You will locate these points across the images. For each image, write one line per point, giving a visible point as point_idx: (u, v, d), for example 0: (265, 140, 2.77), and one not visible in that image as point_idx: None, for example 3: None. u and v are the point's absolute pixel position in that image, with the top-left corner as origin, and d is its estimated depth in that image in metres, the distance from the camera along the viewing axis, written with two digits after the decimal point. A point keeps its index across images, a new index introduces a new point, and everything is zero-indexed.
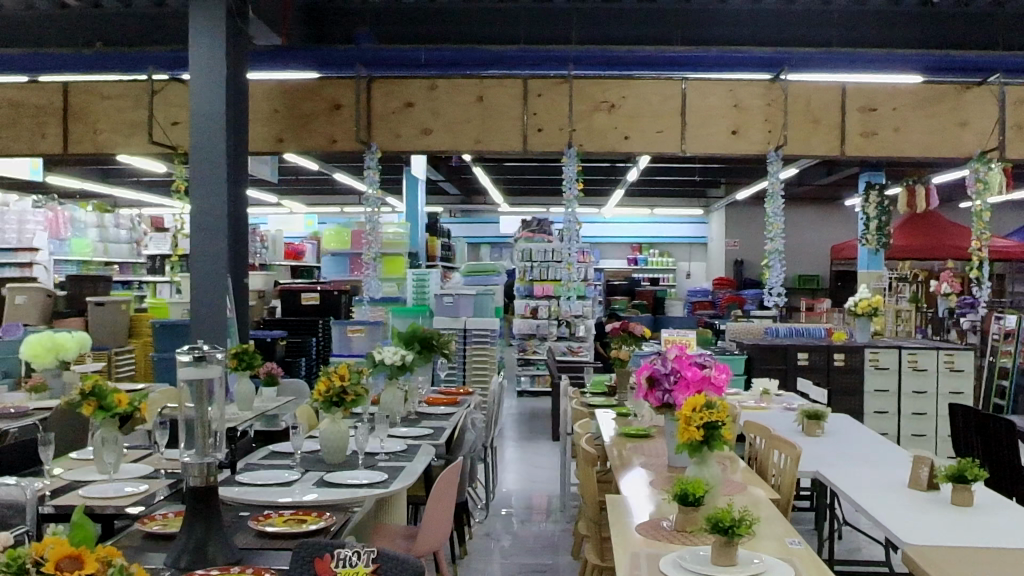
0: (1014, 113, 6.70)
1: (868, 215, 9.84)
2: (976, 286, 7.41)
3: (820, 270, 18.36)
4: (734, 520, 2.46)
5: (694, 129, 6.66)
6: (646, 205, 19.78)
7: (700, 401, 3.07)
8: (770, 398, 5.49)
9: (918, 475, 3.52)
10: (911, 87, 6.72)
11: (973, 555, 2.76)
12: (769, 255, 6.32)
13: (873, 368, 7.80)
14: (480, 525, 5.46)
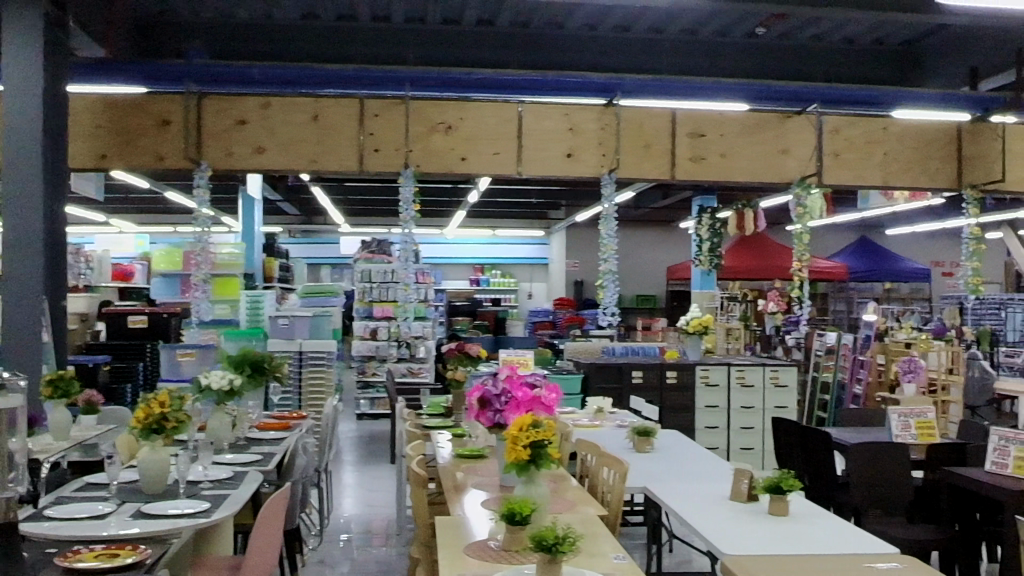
0: (831, 142, 7.13)
1: (701, 237, 10.22)
2: (798, 305, 7.79)
3: (657, 290, 18.90)
4: (557, 538, 2.50)
5: (530, 152, 6.77)
6: (488, 227, 19.93)
7: (528, 420, 3.09)
8: (603, 416, 5.60)
9: (739, 487, 3.64)
10: (737, 116, 7.03)
11: (787, 563, 2.87)
12: (603, 276, 6.43)
13: (704, 385, 8.04)
14: (314, 552, 5.34)
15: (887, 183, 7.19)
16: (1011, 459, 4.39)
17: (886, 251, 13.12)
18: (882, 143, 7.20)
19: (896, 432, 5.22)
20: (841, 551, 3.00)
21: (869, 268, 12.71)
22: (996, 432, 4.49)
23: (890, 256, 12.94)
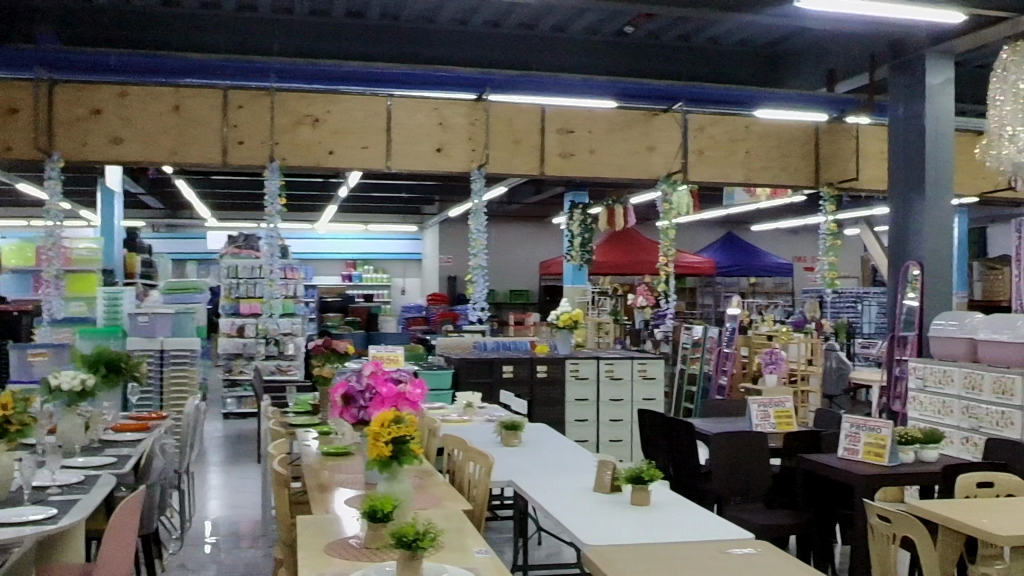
0: (696, 140, 7.30)
1: (573, 233, 10.35)
2: (664, 300, 7.97)
3: (530, 285, 19.05)
4: (417, 534, 2.48)
5: (399, 146, 6.73)
6: (360, 222, 19.73)
7: (390, 416, 3.07)
8: (473, 411, 5.60)
9: (602, 478, 3.69)
10: (606, 113, 7.13)
11: (646, 551, 2.91)
12: (473, 271, 6.45)
13: (574, 378, 8.14)
14: (175, 557, 5.18)
15: (749, 181, 7.41)
16: (862, 445, 4.58)
17: (750, 247, 13.54)
18: (745, 141, 7.41)
19: (756, 421, 5.40)
20: (701, 539, 3.08)
21: (734, 263, 13.09)
22: (848, 419, 4.68)
23: (754, 252, 13.36)
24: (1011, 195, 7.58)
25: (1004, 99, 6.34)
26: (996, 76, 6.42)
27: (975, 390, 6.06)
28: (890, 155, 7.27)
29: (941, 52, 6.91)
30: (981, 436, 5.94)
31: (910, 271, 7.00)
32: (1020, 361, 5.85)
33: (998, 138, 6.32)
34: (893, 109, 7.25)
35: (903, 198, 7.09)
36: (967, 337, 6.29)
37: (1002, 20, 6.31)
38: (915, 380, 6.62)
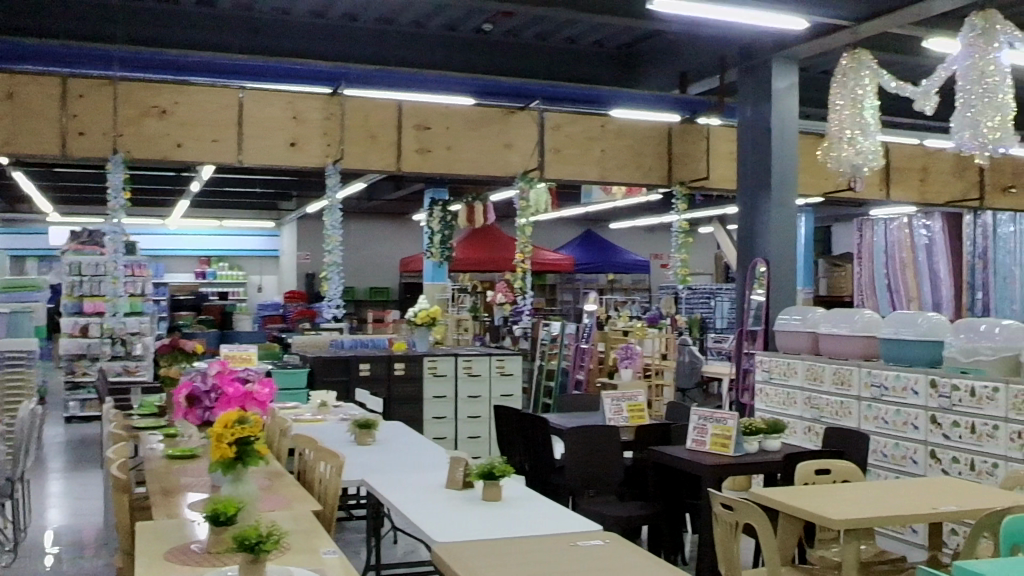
0: (552, 138, 7.38)
1: (432, 230, 10.33)
2: (521, 297, 8.04)
3: (391, 282, 18.91)
4: (260, 536, 2.41)
5: (250, 140, 6.58)
6: (215, 217, 19.18)
7: (233, 416, 2.97)
8: (327, 410, 5.52)
9: (454, 475, 3.68)
10: (463, 110, 7.13)
11: (495, 547, 2.91)
12: (328, 267, 6.37)
13: (431, 375, 8.12)
14: (8, 569, 4.92)
15: (605, 179, 7.53)
16: (709, 436, 4.71)
17: (608, 244, 13.78)
18: (600, 140, 7.53)
19: (609, 416, 5.45)
20: (550, 532, 3.11)
21: (592, 260, 13.30)
22: (696, 411, 4.80)
23: (611, 249, 13.61)
24: (850, 195, 7.95)
25: (843, 104, 6.64)
26: (836, 81, 6.72)
27: (816, 381, 6.32)
28: (739, 156, 7.50)
29: (786, 57, 7.18)
30: (821, 425, 6.21)
31: (758, 267, 7.25)
32: (857, 353, 6.17)
33: (838, 141, 6.62)
34: (741, 111, 7.49)
35: (750, 198, 7.34)
36: (809, 331, 6.57)
37: (842, 28, 6.60)
38: (761, 373, 6.85)
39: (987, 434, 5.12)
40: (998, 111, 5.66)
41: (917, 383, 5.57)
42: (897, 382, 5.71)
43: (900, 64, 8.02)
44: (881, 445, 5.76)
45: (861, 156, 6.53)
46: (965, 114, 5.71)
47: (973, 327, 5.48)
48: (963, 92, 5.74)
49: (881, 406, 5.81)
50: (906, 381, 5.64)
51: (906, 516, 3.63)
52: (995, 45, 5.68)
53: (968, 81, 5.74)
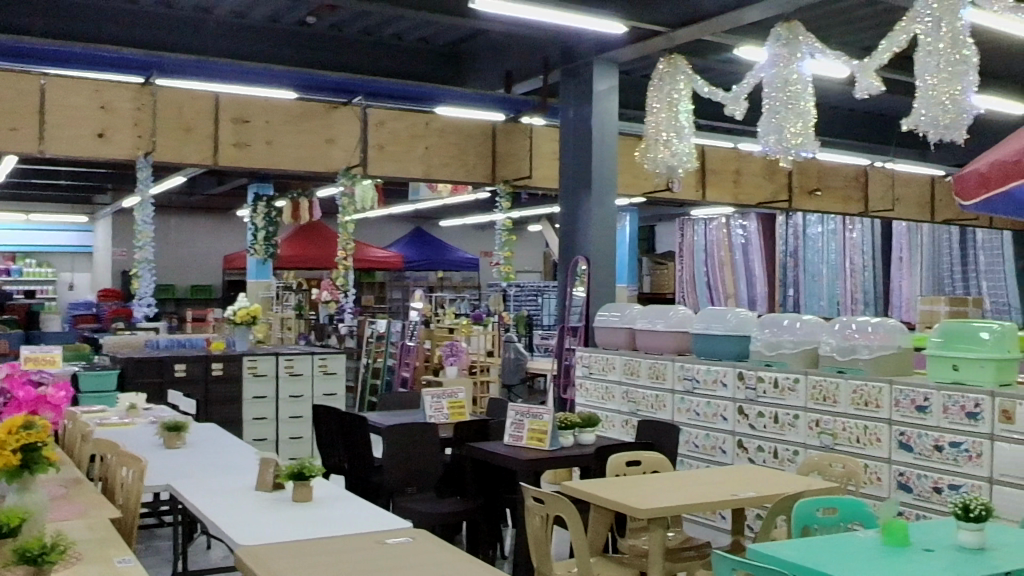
0: (375, 134, 7.31)
1: (256, 226, 10.08)
2: (343, 295, 7.95)
3: (214, 279, 18.33)
4: (42, 548, 2.29)
5: (54, 130, 6.26)
6: (20, 211, 18.13)
7: (18, 421, 2.80)
8: (137, 412, 5.30)
9: (264, 476, 3.60)
10: (284, 103, 6.99)
11: (300, 549, 2.86)
12: (139, 264, 6.12)
13: (251, 375, 7.93)
14: None
15: (429, 176, 7.52)
16: (525, 431, 4.78)
17: (437, 241, 13.78)
18: (424, 138, 7.52)
19: (430, 413, 5.48)
20: (357, 531, 3.08)
21: (422, 258, 13.29)
22: (513, 407, 4.86)
23: (441, 246, 13.64)
24: (668, 195, 8.20)
25: (660, 107, 6.86)
26: (653, 85, 6.92)
27: (633, 375, 6.51)
28: (561, 156, 7.64)
29: (606, 60, 7.37)
30: (637, 419, 6.42)
31: (578, 266, 7.44)
32: (670, 347, 6.40)
33: (654, 143, 6.83)
34: (563, 111, 7.63)
35: (571, 197, 7.49)
36: (627, 327, 6.76)
37: (658, 33, 6.81)
38: (580, 369, 7.00)
39: (789, 423, 5.42)
40: (801, 117, 5.96)
41: (725, 376, 5.81)
42: (708, 375, 5.93)
43: (714, 70, 8.34)
44: (692, 436, 6.00)
45: (676, 158, 6.77)
46: (770, 119, 5.99)
47: (777, 322, 5.76)
48: (769, 98, 6.03)
49: (692, 399, 6.04)
50: (716, 374, 5.88)
51: (708, 502, 3.78)
52: (797, 55, 6.00)
53: (773, 88, 6.03)
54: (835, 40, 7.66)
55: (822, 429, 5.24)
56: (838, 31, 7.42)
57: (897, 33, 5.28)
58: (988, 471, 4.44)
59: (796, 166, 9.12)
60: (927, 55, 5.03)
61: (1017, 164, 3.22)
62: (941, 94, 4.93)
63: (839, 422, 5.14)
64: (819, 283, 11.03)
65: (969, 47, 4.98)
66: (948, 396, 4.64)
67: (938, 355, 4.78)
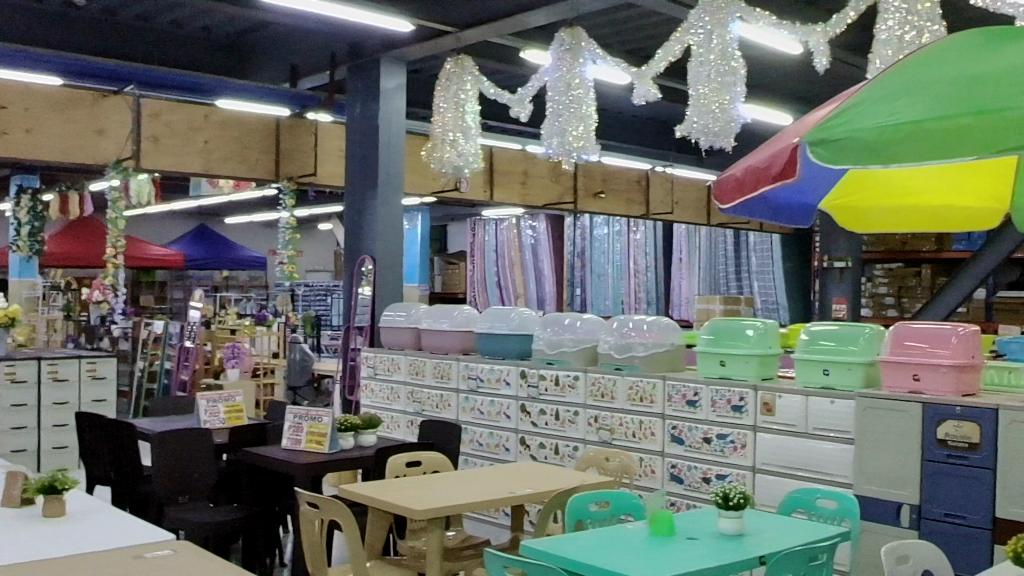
0: (149, 126, 6.95)
1: (20, 221, 9.40)
2: (113, 296, 7.54)
3: None
4: None
5: None
6: None
7: None
8: None
9: (11, 492, 3.32)
10: (47, 90, 6.55)
11: (44, 568, 2.65)
12: None
13: (9, 382, 7.38)
14: None
15: (208, 171, 7.23)
16: (303, 435, 4.66)
17: (221, 239, 13.30)
18: (202, 131, 7.22)
19: (204, 418, 5.27)
20: (112, 546, 2.89)
21: (206, 256, 12.81)
22: (291, 410, 4.73)
23: (225, 244, 13.18)
24: (456, 196, 8.22)
25: (446, 107, 6.86)
26: (440, 84, 6.91)
27: (418, 375, 6.49)
28: (347, 153, 7.51)
29: (394, 58, 7.32)
30: (422, 418, 6.40)
31: (364, 266, 7.35)
32: (455, 347, 6.42)
33: (441, 143, 6.83)
34: (350, 108, 7.51)
35: (357, 196, 7.38)
36: (412, 327, 6.73)
37: (445, 33, 6.81)
38: (365, 370, 6.92)
39: (569, 421, 5.54)
40: (582, 121, 6.09)
41: (508, 374, 5.88)
42: (491, 374, 5.99)
43: (502, 72, 8.43)
44: (476, 435, 6.04)
45: (462, 158, 6.78)
46: (553, 123, 6.12)
47: (558, 321, 5.84)
48: (552, 102, 6.16)
49: (476, 398, 6.07)
50: (499, 373, 5.93)
51: (486, 501, 3.80)
52: (580, 60, 6.12)
53: (557, 92, 6.15)
54: (618, 47, 7.91)
55: (600, 425, 5.38)
56: (619, 38, 7.67)
57: (672, 43, 5.47)
58: (751, 460, 4.70)
59: (581, 168, 9.34)
60: (699, 65, 5.24)
61: (764, 171, 3.25)
62: (712, 103, 5.16)
63: (616, 418, 5.30)
64: (604, 282, 11.36)
65: (737, 59, 5.22)
66: (716, 390, 4.86)
67: (707, 351, 5.00)
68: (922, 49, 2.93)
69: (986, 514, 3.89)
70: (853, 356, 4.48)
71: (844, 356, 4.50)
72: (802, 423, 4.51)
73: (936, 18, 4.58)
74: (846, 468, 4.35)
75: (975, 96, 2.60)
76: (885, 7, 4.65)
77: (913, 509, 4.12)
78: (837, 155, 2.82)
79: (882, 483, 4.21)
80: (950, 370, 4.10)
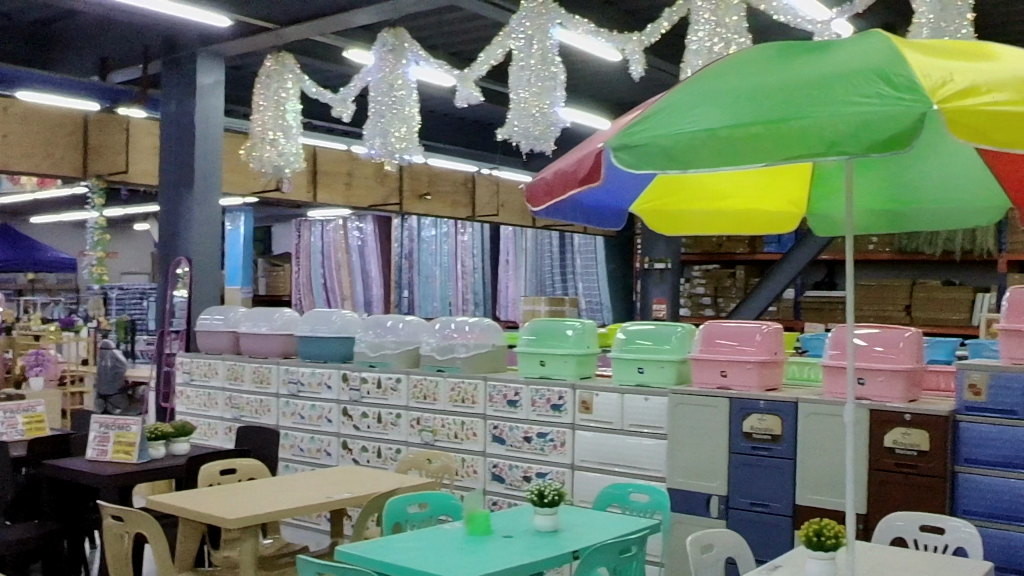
0: None
1: None
2: None
3: None
4: None
5: None
6: None
7: None
8: None
9: None
10: None
11: None
12: None
13: None
14: None
15: (7, 167, 6.82)
16: (110, 445, 4.46)
17: (26, 239, 12.56)
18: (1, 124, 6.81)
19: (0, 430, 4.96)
20: None
21: (9, 257, 12.07)
22: (96, 420, 4.51)
23: (30, 244, 12.46)
24: (277, 196, 8.03)
25: (266, 105, 6.69)
26: (260, 82, 6.74)
27: (236, 380, 6.33)
28: (161, 150, 7.23)
29: (211, 54, 7.10)
30: (240, 425, 6.24)
31: (179, 267, 7.11)
32: (275, 351, 6.29)
33: (260, 142, 6.67)
34: (165, 104, 7.23)
35: (172, 194, 7.12)
36: (230, 330, 6.54)
37: (265, 30, 6.65)
38: (181, 375, 6.69)
39: (391, 423, 5.52)
40: (405, 122, 6.08)
41: (330, 378, 5.81)
42: (312, 378, 5.90)
43: (326, 71, 8.32)
44: (297, 440, 5.94)
45: (282, 158, 6.65)
46: (375, 123, 6.08)
47: (380, 323, 5.82)
48: (375, 102, 6.12)
49: (296, 402, 5.97)
50: (320, 376, 5.85)
51: (304, 506, 3.73)
52: (402, 62, 6.06)
53: (379, 92, 6.11)
54: (442, 49, 7.94)
55: (422, 427, 5.38)
56: (444, 40, 7.70)
57: (494, 47, 5.52)
58: (570, 458, 4.80)
59: (407, 170, 9.28)
60: (520, 69, 5.31)
61: (571, 174, 3.32)
62: (532, 107, 5.26)
63: (438, 419, 5.31)
64: (432, 284, 11.28)
65: (557, 64, 5.32)
66: (535, 389, 4.94)
67: (527, 351, 5.07)
68: (744, 50, 2.71)
69: (787, 502, 4.12)
70: (667, 354, 4.64)
71: (657, 355, 4.66)
72: (618, 420, 4.64)
73: (742, 32, 4.83)
74: (659, 462, 4.51)
75: (777, 102, 2.39)
76: (695, 19, 4.86)
77: (721, 500, 4.30)
78: (640, 161, 2.60)
79: (691, 475, 4.38)
80: (754, 366, 4.31)
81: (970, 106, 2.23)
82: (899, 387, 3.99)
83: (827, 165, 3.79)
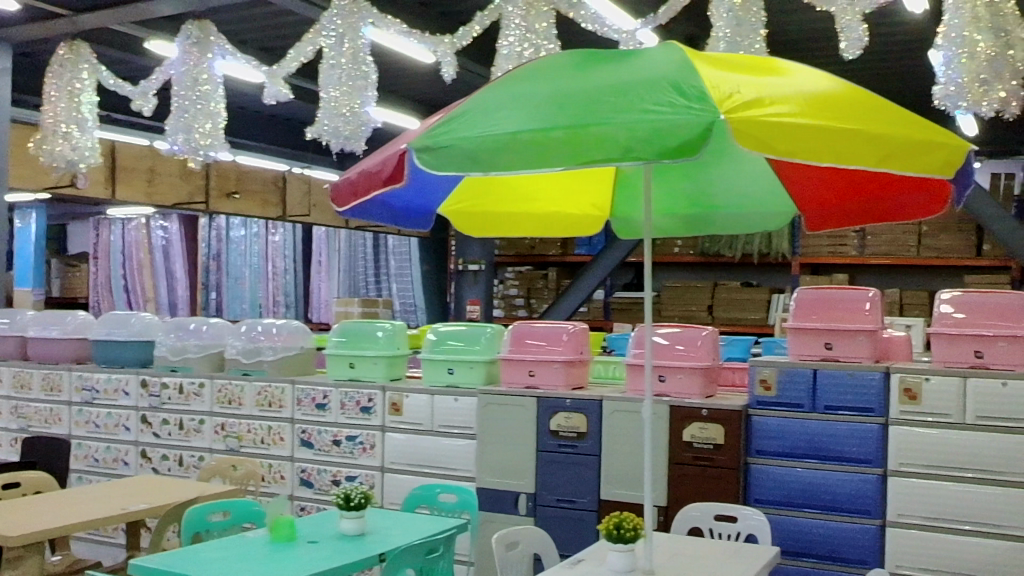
0: None
1: None
2: None
3: None
4: None
5: None
6: None
7: None
8: None
9: None
10: None
11: None
12: None
13: None
14: None
15: None
16: None
17: None
18: None
19: None
20: None
21: None
22: None
23: None
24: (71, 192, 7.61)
25: (58, 96, 6.32)
26: (52, 70, 6.38)
27: (23, 389, 5.95)
28: None
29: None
30: (28, 435, 5.87)
31: None
32: (67, 357, 5.95)
33: (51, 134, 6.30)
34: None
35: None
36: (16, 335, 6.15)
37: (58, 16, 6.30)
38: None
39: (194, 430, 5.32)
40: (210, 118, 5.88)
41: (128, 384, 5.54)
42: (108, 385, 5.62)
43: (126, 62, 7.96)
44: (91, 450, 5.65)
45: (76, 152, 6.25)
46: (178, 118, 5.85)
47: (182, 326, 5.60)
48: (178, 96, 5.87)
49: (91, 410, 5.67)
50: (117, 383, 5.58)
51: (97, 519, 3.55)
52: (208, 55, 5.83)
53: (182, 86, 5.86)
54: (250, 44, 7.74)
55: (226, 433, 5.22)
56: (253, 35, 7.50)
57: (304, 43, 5.39)
58: (379, 460, 4.77)
59: (213, 167, 8.92)
60: (331, 67, 5.21)
61: (375, 175, 3.27)
62: (342, 106, 5.21)
63: (243, 424, 5.16)
64: (241, 286, 10.54)
65: (369, 64, 5.26)
66: (344, 392, 4.88)
67: (336, 353, 4.99)
68: (546, 60, 2.78)
69: (592, 497, 4.23)
70: (477, 355, 4.68)
71: (467, 355, 4.69)
72: (428, 421, 4.65)
73: (551, 38, 4.92)
74: (468, 462, 4.54)
75: (578, 109, 2.44)
76: (506, 23, 4.91)
77: (529, 498, 4.37)
78: (444, 162, 2.60)
79: (500, 474, 4.44)
80: (561, 365, 4.40)
81: (755, 116, 2.33)
82: (697, 383, 4.17)
83: (628, 169, 3.92)
